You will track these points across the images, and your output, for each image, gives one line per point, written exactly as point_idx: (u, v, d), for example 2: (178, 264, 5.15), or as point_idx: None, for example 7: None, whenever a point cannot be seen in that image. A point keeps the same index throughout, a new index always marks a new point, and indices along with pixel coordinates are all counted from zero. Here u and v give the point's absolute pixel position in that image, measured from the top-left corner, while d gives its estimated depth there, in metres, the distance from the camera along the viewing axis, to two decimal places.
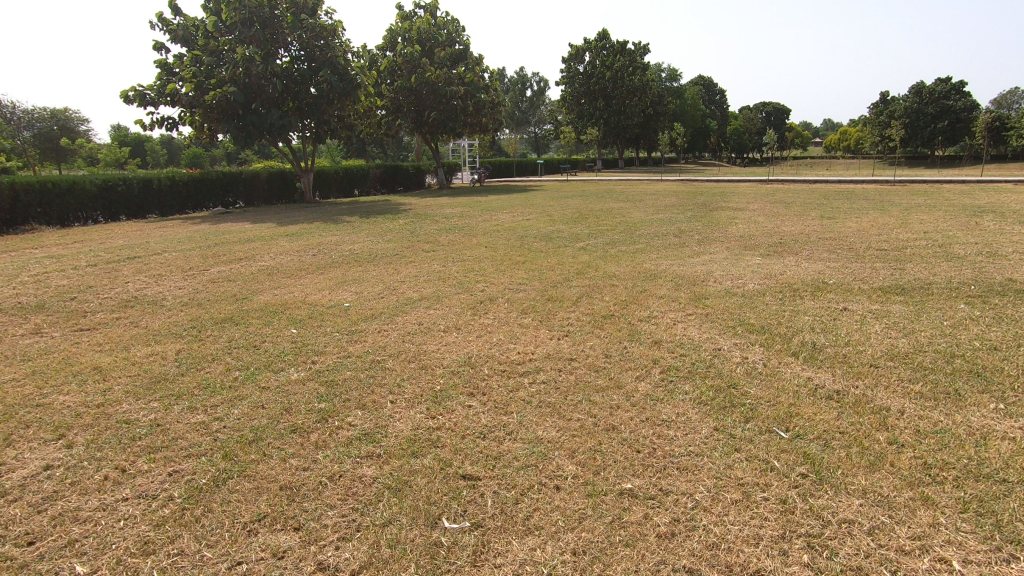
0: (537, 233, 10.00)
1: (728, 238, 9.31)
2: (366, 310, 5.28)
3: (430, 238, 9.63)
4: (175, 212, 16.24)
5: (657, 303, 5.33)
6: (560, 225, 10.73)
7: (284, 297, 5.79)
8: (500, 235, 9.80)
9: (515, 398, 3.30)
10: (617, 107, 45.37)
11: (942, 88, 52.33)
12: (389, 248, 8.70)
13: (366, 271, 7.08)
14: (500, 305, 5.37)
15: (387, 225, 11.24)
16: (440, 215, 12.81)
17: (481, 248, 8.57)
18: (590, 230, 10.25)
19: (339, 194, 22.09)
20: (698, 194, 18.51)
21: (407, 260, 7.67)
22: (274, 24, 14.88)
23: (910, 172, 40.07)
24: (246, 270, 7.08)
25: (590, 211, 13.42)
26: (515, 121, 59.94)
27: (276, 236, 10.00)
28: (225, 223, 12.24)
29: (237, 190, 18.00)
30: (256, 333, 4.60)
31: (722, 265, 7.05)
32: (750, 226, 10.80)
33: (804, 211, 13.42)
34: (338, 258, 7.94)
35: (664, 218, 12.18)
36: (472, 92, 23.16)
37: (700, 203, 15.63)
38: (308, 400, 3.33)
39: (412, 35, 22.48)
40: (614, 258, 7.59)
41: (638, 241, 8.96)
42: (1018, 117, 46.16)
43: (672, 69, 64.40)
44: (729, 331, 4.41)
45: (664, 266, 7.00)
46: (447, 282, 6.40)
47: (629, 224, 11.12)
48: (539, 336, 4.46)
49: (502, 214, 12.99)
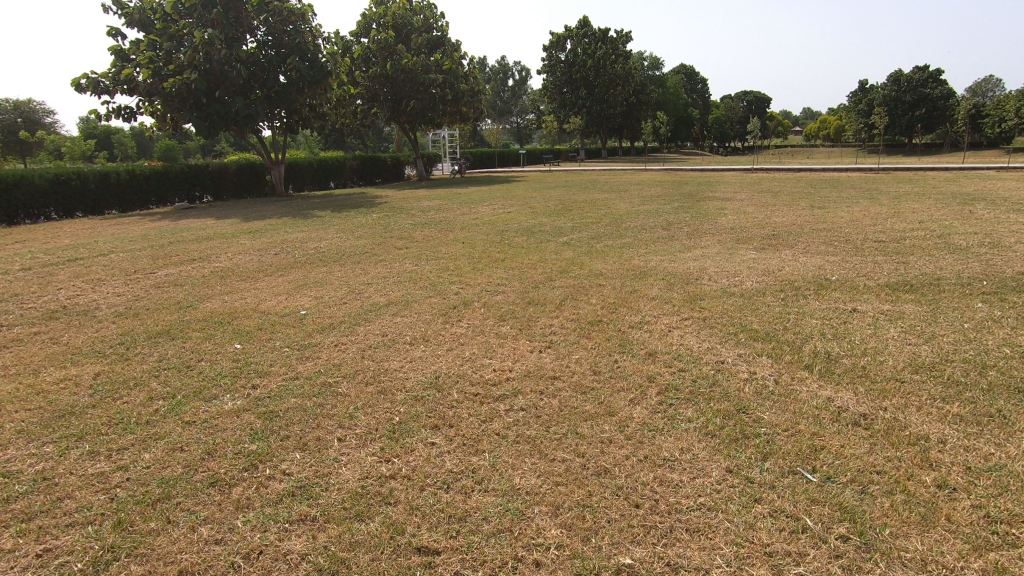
0: (518, 227, 9.47)
1: (719, 230, 8.87)
2: (324, 319, 4.69)
3: (404, 233, 9.05)
4: (137, 207, 15.39)
5: (649, 306, 4.83)
6: (541, 219, 10.20)
7: (234, 304, 5.18)
8: (479, 229, 9.25)
9: (487, 432, 2.77)
10: (600, 96, 44.88)
11: (920, 75, 52.71)
12: (359, 245, 8.09)
13: (331, 272, 6.49)
14: (475, 311, 4.83)
15: (360, 220, 10.60)
16: (417, 208, 12.21)
17: (458, 244, 8.01)
18: (574, 223, 9.74)
19: (314, 187, 21.28)
20: (683, 184, 18.13)
21: (376, 259, 7.08)
22: (238, 7, 14.03)
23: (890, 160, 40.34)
24: (197, 273, 6.43)
25: (574, 202, 12.92)
26: (497, 111, 59.12)
27: (238, 233, 9.32)
28: (186, 220, 11.49)
29: (204, 184, 17.14)
30: (192, 350, 4.00)
31: (715, 260, 6.59)
32: (740, 216, 10.39)
33: (792, 201, 13.06)
34: (302, 257, 7.33)
35: (650, 209, 11.73)
36: (451, 80, 22.43)
37: (687, 193, 15.20)
38: (238, 439, 2.77)
39: (387, 21, 21.64)
40: (600, 254, 7.08)
41: (625, 235, 8.47)
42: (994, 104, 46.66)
43: (654, 58, 64.07)
44: (731, 340, 3.92)
45: (654, 262, 6.51)
46: (418, 284, 5.84)
47: (615, 216, 10.63)
48: (518, 349, 3.93)
49: (482, 206, 12.42)
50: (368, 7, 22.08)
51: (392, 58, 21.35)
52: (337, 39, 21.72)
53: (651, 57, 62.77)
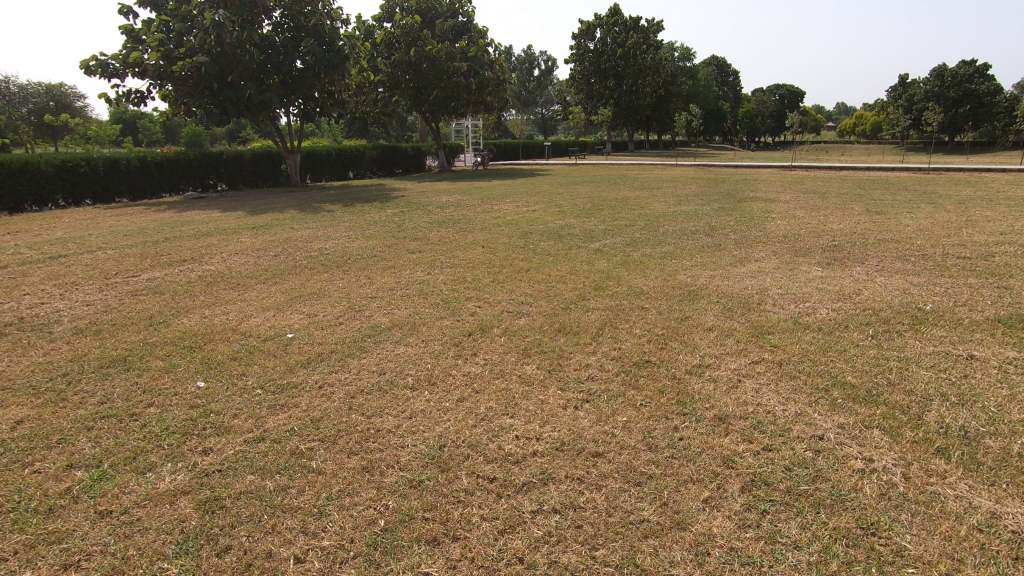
0: (544, 229, 8.60)
1: (771, 238, 7.88)
2: (312, 347, 3.90)
3: (419, 233, 8.28)
4: (149, 195, 14.94)
5: (706, 342, 3.95)
6: (567, 220, 9.33)
7: (213, 322, 4.43)
8: (501, 231, 8.42)
9: (506, 557, 1.95)
10: (628, 87, 43.53)
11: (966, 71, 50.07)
12: (368, 247, 7.33)
13: (333, 280, 5.73)
14: (494, 342, 4.01)
15: (373, 216, 9.85)
16: (436, 204, 11.43)
17: (477, 249, 7.20)
18: (607, 226, 8.83)
19: (332, 177, 20.66)
20: (720, 182, 17.02)
21: (385, 266, 6.30)
22: None
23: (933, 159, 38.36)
24: (184, 278, 5.74)
25: (604, 201, 11.99)
26: (522, 102, 58.04)
27: (241, 228, 8.64)
28: (192, 212, 10.89)
29: (218, 172, 16.61)
30: (144, 389, 3.25)
31: (774, 277, 5.66)
32: (790, 221, 9.37)
33: (844, 204, 11.94)
34: (304, 260, 6.60)
35: (688, 210, 10.77)
36: (476, 68, 21.50)
37: (726, 192, 14.14)
38: (159, 552, 1.99)
39: (411, 5, 20.77)
40: (639, 266, 6.18)
41: (664, 242, 7.56)
42: None
43: (685, 48, 62.18)
44: (825, 401, 3.02)
45: (703, 279, 5.60)
46: (429, 300, 5.03)
47: (650, 218, 9.70)
48: (547, 402, 3.09)
49: (504, 203, 11.58)
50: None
51: (416, 44, 20.50)
52: (359, 23, 20.93)
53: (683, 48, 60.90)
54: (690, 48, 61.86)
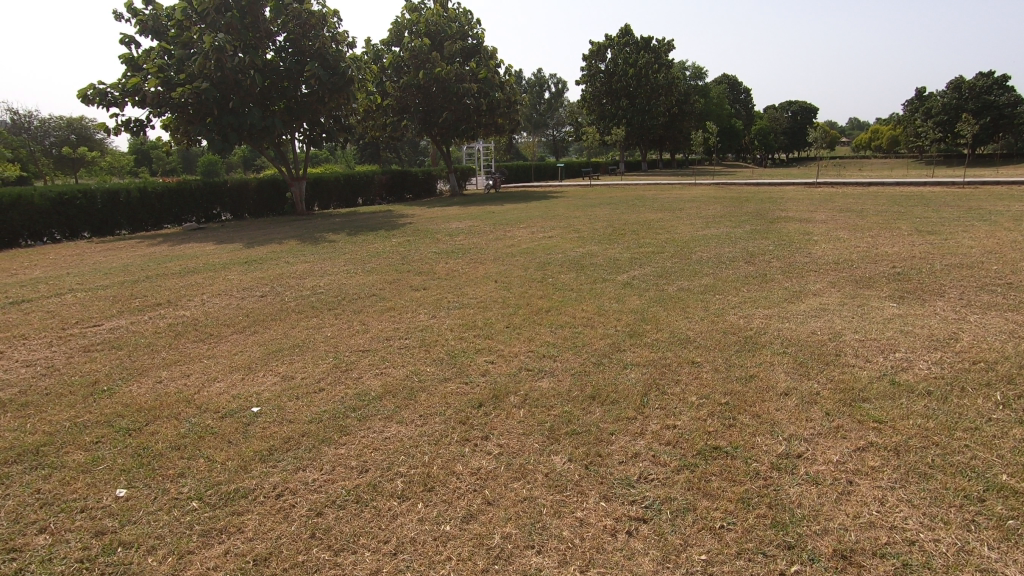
0: (563, 258, 7.80)
1: (822, 265, 6.96)
2: (278, 429, 3.07)
3: (425, 266, 7.52)
4: (150, 227, 14.43)
5: (788, 417, 3.04)
6: (585, 247, 8.54)
7: (167, 391, 3.62)
8: (516, 261, 7.64)
9: None
10: (641, 107, 43.07)
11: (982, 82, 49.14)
12: (367, 284, 6.56)
13: (322, 327, 4.94)
14: (511, 416, 3.14)
15: (377, 247, 9.12)
16: (444, 231, 10.69)
17: (488, 284, 6.40)
18: (633, 253, 7.97)
19: (340, 204, 20.13)
20: (744, 202, 16.11)
21: (383, 308, 5.50)
22: (254, 11, 13.01)
23: (957, 175, 37.18)
24: (150, 328, 4.98)
25: (625, 225, 11.15)
26: (533, 124, 57.85)
27: (232, 264, 7.94)
28: (186, 245, 10.25)
29: (222, 201, 16.12)
30: (44, 503, 2.43)
31: (844, 317, 4.75)
32: (835, 245, 8.46)
33: (888, 224, 10.96)
34: (294, 301, 5.84)
35: (719, 233, 9.90)
36: (487, 89, 21.00)
37: (754, 212, 13.25)
38: None
39: (420, 28, 20.41)
40: (677, 304, 5.30)
41: (701, 272, 6.69)
42: None
43: (696, 68, 61.92)
44: (990, 525, 2.10)
45: (758, 321, 4.70)
46: (432, 354, 4.20)
47: (678, 243, 8.84)
48: (587, 523, 2.21)
49: (518, 229, 10.81)
50: (401, 13, 20.93)
51: (425, 67, 20.06)
52: (367, 48, 20.63)
53: (694, 67, 60.49)
54: (701, 67, 61.60)
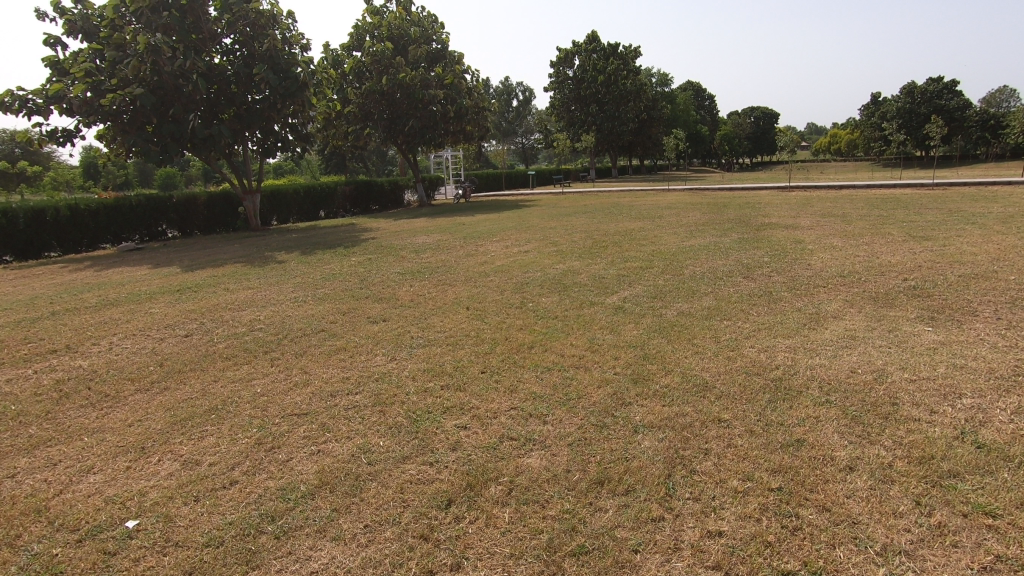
0: (542, 277, 6.99)
1: (828, 280, 6.30)
2: (156, 562, 2.13)
3: (386, 290, 6.60)
4: (85, 248, 13.11)
5: (866, 511, 2.25)
6: (565, 263, 7.76)
7: (16, 494, 2.63)
8: (490, 282, 6.79)
9: None
10: (610, 113, 42.86)
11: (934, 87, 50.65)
12: (317, 315, 5.62)
13: (251, 379, 3.99)
14: (492, 523, 2.27)
15: (335, 268, 8.16)
16: (410, 247, 9.77)
17: (459, 312, 5.53)
18: (619, 270, 7.20)
19: (301, 218, 18.97)
20: (723, 208, 15.61)
21: (333, 349, 4.57)
22: (194, 11, 11.98)
23: (918, 175, 38.07)
24: (30, 387, 3.94)
25: (605, 236, 10.42)
26: (502, 132, 57.28)
27: (162, 293, 6.88)
28: (116, 269, 9.09)
29: (168, 217, 14.88)
30: None
31: (880, 348, 4.02)
32: (832, 255, 7.86)
33: (877, 229, 10.49)
34: (224, 341, 4.86)
35: (706, 244, 9.24)
36: (454, 95, 20.15)
37: (736, 219, 12.71)
38: None
39: (382, 32, 19.45)
40: (680, 334, 4.54)
41: (698, 291, 5.95)
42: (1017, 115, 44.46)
43: (662, 74, 62.28)
44: None
45: (782, 357, 3.93)
46: (388, 416, 3.31)
47: (665, 256, 8.13)
48: None
49: (491, 243, 9.96)
50: (361, 17, 19.97)
51: (388, 72, 19.11)
52: (325, 53, 19.59)
53: (660, 74, 60.92)
54: (667, 74, 61.98)
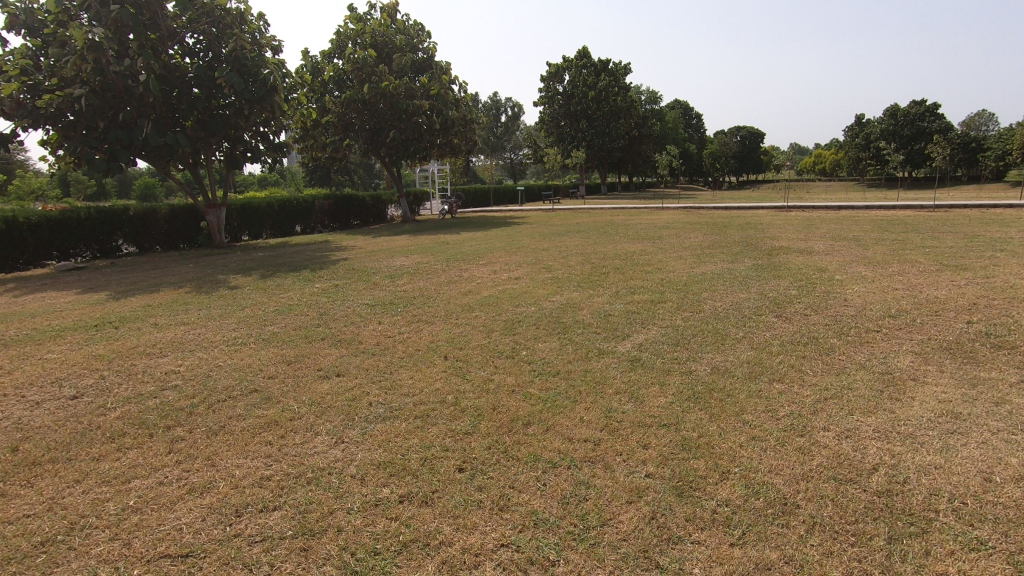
0: (537, 313, 5.90)
1: (878, 322, 5.28)
2: None
3: (349, 329, 5.46)
4: (24, 265, 11.78)
5: None
6: (563, 296, 6.68)
7: None
8: (474, 320, 5.67)
9: None
10: (600, 129, 42.32)
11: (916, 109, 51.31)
12: (253, 366, 4.44)
13: (130, 479, 2.81)
14: None
15: (293, 297, 6.99)
16: (385, 271, 8.64)
17: (434, 364, 4.39)
18: (628, 305, 6.13)
19: (275, 232, 17.73)
20: (724, 229, 14.73)
21: (261, 423, 3.40)
22: (152, 6, 10.88)
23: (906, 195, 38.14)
24: None
25: (604, 260, 9.39)
26: (490, 147, 56.60)
27: (73, 329, 5.65)
28: (39, 293, 7.82)
29: (124, 231, 13.64)
30: None
31: (1006, 436, 2.95)
32: (866, 288, 6.87)
33: (901, 255, 9.59)
34: (119, 407, 3.67)
35: (718, 272, 8.22)
36: (440, 106, 19.13)
37: (743, 242, 11.77)
38: None
39: (365, 39, 18.46)
40: (724, 405, 3.44)
41: (728, 337, 4.88)
42: (1001, 137, 44.79)
43: (651, 92, 62.04)
44: None
45: (875, 450, 2.85)
46: (314, 562, 2.15)
47: (677, 287, 7.09)
48: None
49: (477, 267, 8.86)
50: (343, 23, 18.99)
51: (370, 80, 18.07)
52: (304, 60, 18.55)
53: (649, 91, 60.83)
54: (655, 92, 61.86)
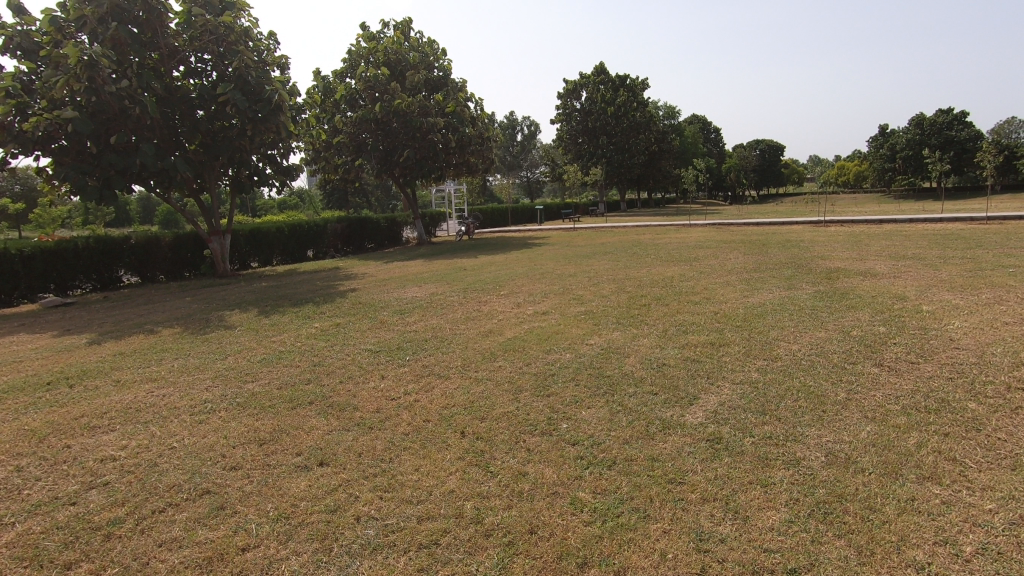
0: (573, 362, 4.85)
1: (1016, 376, 4.13)
2: None
3: (344, 388, 4.47)
4: (17, 299, 11.11)
5: None
6: (601, 337, 5.63)
7: None
8: (497, 373, 4.63)
9: None
10: (620, 145, 41.45)
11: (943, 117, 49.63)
12: (215, 449, 3.44)
13: None
14: None
15: (285, 342, 6.04)
16: (395, 306, 7.69)
17: (447, 446, 3.36)
18: (684, 350, 5.05)
19: (285, 259, 17.02)
20: (765, 248, 13.55)
21: (200, 558, 2.39)
22: (152, 24, 10.20)
23: (941, 206, 36.41)
24: None
25: (641, 289, 8.32)
26: (507, 166, 56.16)
27: (21, 388, 4.76)
28: (11, 337, 7.02)
29: (125, 261, 12.97)
30: None
31: None
32: (969, 323, 5.70)
33: (984, 278, 8.35)
34: (22, 523, 2.70)
35: (777, 302, 7.09)
36: (456, 124, 18.37)
37: (792, 264, 10.62)
38: None
39: (377, 57, 17.83)
40: (871, 531, 2.34)
41: (827, 401, 3.77)
42: None
43: (669, 107, 61.17)
44: None
45: None
46: None
47: (735, 324, 6.01)
48: None
49: (499, 299, 7.86)
50: (355, 42, 18.44)
51: (382, 99, 17.41)
52: (316, 80, 18.01)
53: (667, 106, 59.90)
54: (674, 107, 60.96)
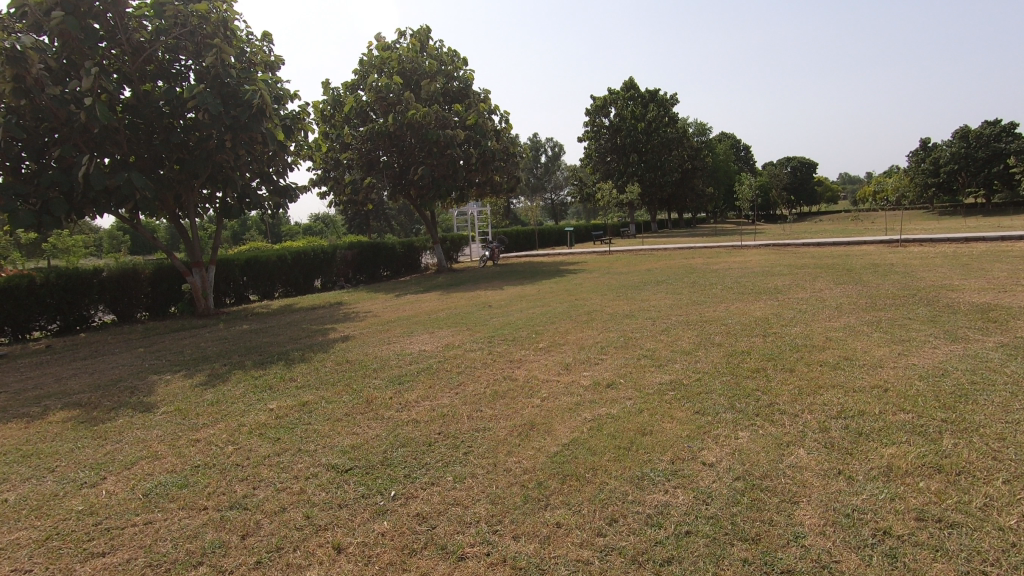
0: (694, 519, 2.56)
1: None
2: None
3: None
4: None
5: None
6: (722, 447, 3.32)
7: None
8: (552, 553, 2.37)
9: None
10: (651, 163, 39.29)
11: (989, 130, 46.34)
12: None
13: None
14: None
15: (215, 441, 3.90)
16: (393, 369, 5.50)
17: None
18: (898, 492, 2.71)
19: (289, 290, 15.13)
20: (855, 275, 11.05)
21: None
22: (110, 15, 8.47)
23: (1002, 221, 33.07)
24: None
25: (734, 340, 5.97)
26: (531, 188, 54.46)
27: None
28: None
29: (96, 297, 11.12)
30: None
31: None
32: None
33: None
34: None
35: (964, 367, 4.66)
36: (477, 138, 16.42)
37: (916, 299, 8.11)
38: None
39: (391, 67, 16.08)
40: None
41: None
42: None
43: (699, 124, 58.90)
44: None
45: None
46: None
47: (937, 415, 3.65)
48: None
49: (537, 359, 5.62)
50: (367, 52, 16.78)
51: (395, 111, 15.60)
52: (325, 93, 16.35)
53: (697, 122, 57.68)
54: (704, 123, 58.64)
